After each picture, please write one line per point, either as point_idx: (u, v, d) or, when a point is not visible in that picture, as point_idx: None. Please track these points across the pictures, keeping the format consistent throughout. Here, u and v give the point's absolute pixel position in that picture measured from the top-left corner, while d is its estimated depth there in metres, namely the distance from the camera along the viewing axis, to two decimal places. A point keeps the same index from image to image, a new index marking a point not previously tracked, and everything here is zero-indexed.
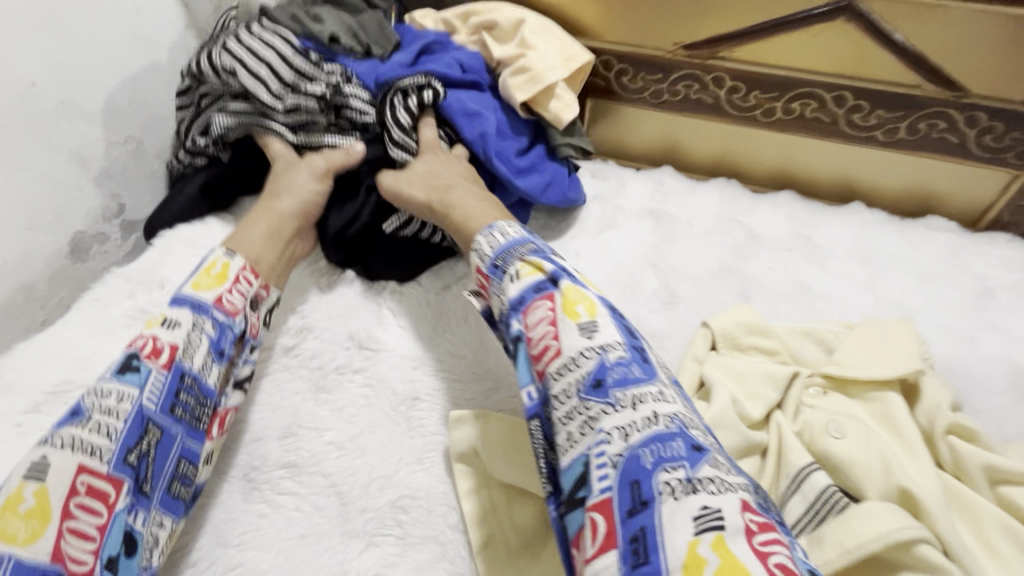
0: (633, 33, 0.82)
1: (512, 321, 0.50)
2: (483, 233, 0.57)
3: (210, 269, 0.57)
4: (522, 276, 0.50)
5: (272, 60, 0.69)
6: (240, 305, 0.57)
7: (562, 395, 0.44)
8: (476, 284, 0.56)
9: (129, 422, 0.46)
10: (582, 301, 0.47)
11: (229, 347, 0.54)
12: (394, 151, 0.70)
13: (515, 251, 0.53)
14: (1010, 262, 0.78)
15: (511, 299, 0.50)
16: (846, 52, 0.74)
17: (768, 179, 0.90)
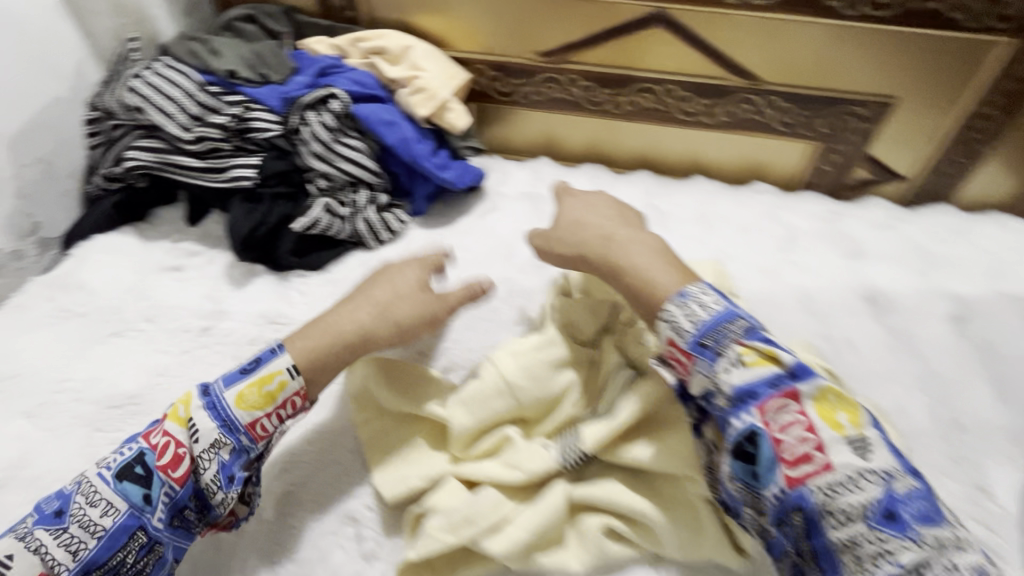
0: (498, 44, 0.96)
1: (733, 415, 0.47)
2: (675, 301, 0.53)
3: (265, 383, 0.58)
4: (749, 367, 0.48)
5: (177, 97, 0.78)
6: (270, 431, 0.58)
7: (840, 515, 0.43)
8: (665, 354, 0.53)
9: (110, 534, 0.51)
10: (846, 407, 0.47)
11: (239, 472, 0.56)
12: (315, 162, 0.81)
13: (727, 329, 0.50)
14: (814, 214, 0.97)
15: (734, 389, 0.47)
16: (666, 53, 0.91)
17: (629, 161, 1.07)
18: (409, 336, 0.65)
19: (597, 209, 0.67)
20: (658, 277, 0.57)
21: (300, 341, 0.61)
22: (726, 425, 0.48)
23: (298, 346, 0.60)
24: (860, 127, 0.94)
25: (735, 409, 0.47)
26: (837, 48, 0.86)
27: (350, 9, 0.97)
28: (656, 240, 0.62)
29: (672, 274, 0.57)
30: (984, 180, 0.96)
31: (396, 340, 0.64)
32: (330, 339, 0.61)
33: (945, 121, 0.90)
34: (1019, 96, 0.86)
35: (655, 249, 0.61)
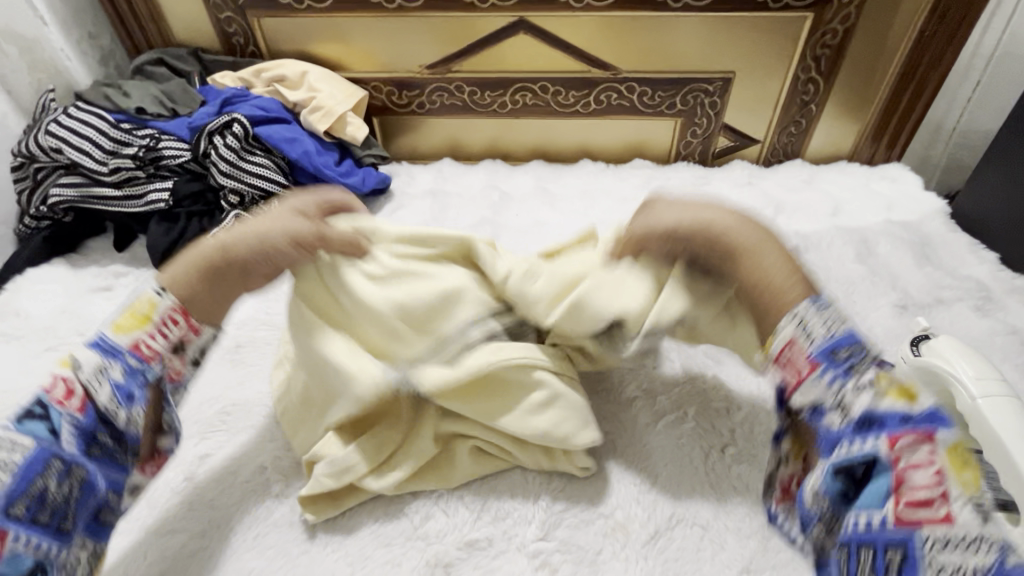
0: (388, 62, 1.07)
1: (846, 436, 0.45)
2: (809, 305, 0.50)
3: (133, 310, 0.54)
4: (882, 395, 0.44)
5: (92, 135, 0.88)
6: (161, 351, 0.54)
7: (944, 564, 0.38)
8: (780, 356, 0.50)
9: (22, 468, 0.46)
10: (973, 464, 0.40)
11: (140, 391, 0.52)
12: (224, 179, 0.90)
13: (863, 354, 0.47)
14: (685, 180, 1.09)
15: (858, 411, 0.44)
16: (532, 54, 1.04)
17: (526, 154, 1.19)
18: (275, 253, 0.55)
19: (688, 206, 0.58)
20: (785, 281, 0.52)
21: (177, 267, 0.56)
22: (834, 444, 0.46)
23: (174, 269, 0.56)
24: (711, 101, 1.07)
25: (852, 431, 0.45)
26: (675, 36, 0.99)
27: (252, 45, 1.07)
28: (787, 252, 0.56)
29: (790, 283, 0.52)
30: (824, 134, 1.11)
31: (262, 259, 0.55)
32: (190, 261, 0.56)
33: (779, 88, 1.04)
34: (833, 61, 1.00)
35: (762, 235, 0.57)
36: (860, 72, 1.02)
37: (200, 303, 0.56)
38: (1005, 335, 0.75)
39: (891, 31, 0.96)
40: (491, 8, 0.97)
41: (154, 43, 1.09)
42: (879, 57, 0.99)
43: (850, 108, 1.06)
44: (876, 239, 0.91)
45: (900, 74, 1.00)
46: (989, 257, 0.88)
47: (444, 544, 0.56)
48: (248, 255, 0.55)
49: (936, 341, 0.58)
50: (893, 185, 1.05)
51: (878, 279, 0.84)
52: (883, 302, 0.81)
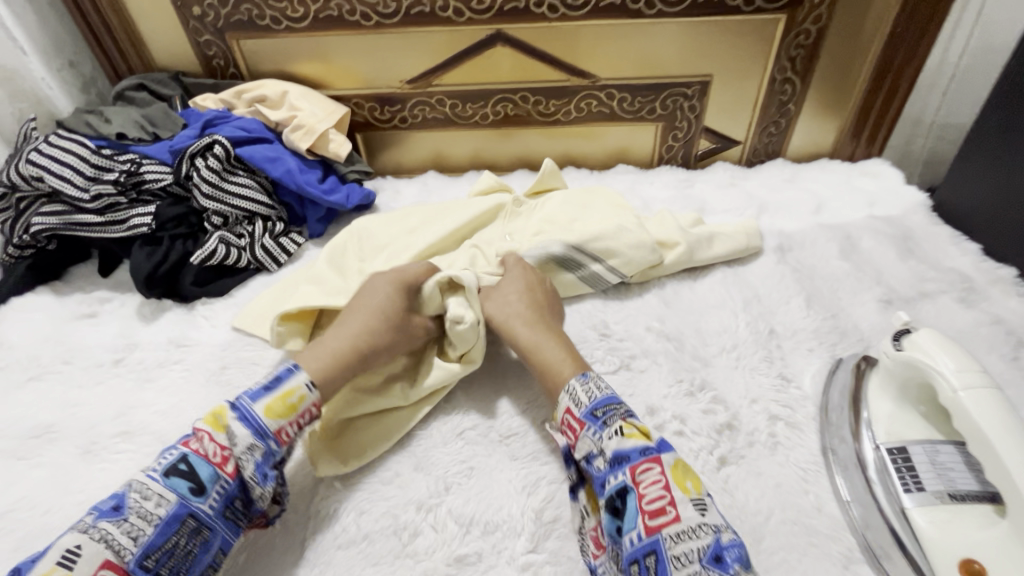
0: (369, 78, 1.07)
1: (609, 475, 0.52)
2: (577, 379, 0.60)
3: (287, 395, 0.57)
4: (625, 437, 0.53)
5: (73, 162, 0.88)
6: (295, 437, 0.57)
7: (681, 557, 0.46)
8: (561, 421, 0.59)
9: (163, 523, 0.49)
10: (690, 474, 0.52)
11: (272, 471, 0.55)
12: (206, 202, 0.90)
13: (614, 409, 0.56)
14: (668, 183, 1.08)
15: (613, 453, 0.53)
16: (511, 65, 1.04)
17: (510, 164, 1.19)
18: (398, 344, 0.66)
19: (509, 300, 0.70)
20: (562, 359, 0.63)
21: (308, 359, 0.61)
22: (603, 484, 0.53)
23: (305, 360, 0.61)
24: (690, 105, 1.08)
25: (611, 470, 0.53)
26: (652, 41, 1.00)
27: (232, 66, 1.08)
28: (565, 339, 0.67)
29: (567, 360, 0.63)
30: (804, 133, 1.12)
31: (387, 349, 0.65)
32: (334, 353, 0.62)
33: (757, 89, 1.05)
34: (808, 60, 1.01)
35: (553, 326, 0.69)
36: (836, 70, 1.03)
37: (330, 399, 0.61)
38: (990, 325, 0.75)
39: (864, 29, 0.97)
40: (468, 21, 0.98)
41: (136, 68, 1.09)
42: (853, 54, 1.00)
43: (826, 107, 1.08)
44: (859, 235, 0.91)
45: (875, 70, 1.01)
46: (971, 248, 0.89)
47: (434, 561, 0.56)
48: (379, 343, 0.64)
49: (915, 334, 0.57)
50: (874, 180, 1.06)
51: (863, 275, 0.84)
52: (867, 297, 0.81)
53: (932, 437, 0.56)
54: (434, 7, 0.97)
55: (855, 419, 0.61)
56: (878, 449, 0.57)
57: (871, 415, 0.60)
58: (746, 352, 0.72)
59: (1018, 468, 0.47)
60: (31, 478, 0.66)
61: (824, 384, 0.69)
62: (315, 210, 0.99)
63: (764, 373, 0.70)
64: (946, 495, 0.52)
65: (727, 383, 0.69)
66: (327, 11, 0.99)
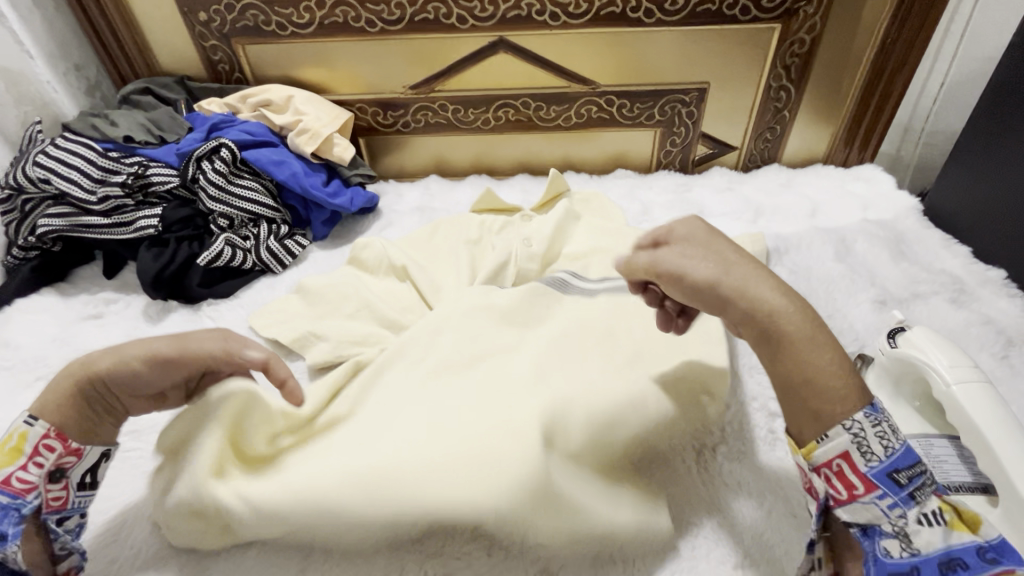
0: (373, 84, 1.09)
1: (921, 570, 0.44)
2: (864, 413, 0.46)
3: (4, 442, 0.50)
4: (953, 529, 0.44)
5: (80, 165, 0.88)
6: (36, 480, 0.50)
7: None
8: (827, 468, 0.47)
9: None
10: None
11: (15, 528, 0.48)
12: (212, 205, 0.91)
13: (924, 479, 0.46)
14: (666, 188, 1.10)
15: (937, 552, 0.44)
16: (512, 70, 1.06)
17: (512, 170, 1.21)
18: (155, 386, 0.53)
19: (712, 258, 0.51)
20: (818, 360, 0.47)
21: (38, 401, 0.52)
22: (898, 572, 0.44)
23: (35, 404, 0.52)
24: (688, 111, 1.10)
25: (922, 564, 0.44)
26: (650, 49, 1.02)
27: (237, 72, 1.09)
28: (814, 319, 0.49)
29: (834, 369, 0.47)
30: (800, 138, 1.14)
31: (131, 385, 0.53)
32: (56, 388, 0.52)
33: (754, 95, 1.07)
34: (803, 69, 1.04)
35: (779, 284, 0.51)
36: (829, 79, 1.06)
37: (75, 425, 0.52)
38: (981, 325, 0.78)
39: (855, 38, 1.00)
40: (471, 28, 1.00)
41: (140, 73, 1.10)
42: (847, 61, 1.03)
43: (821, 113, 1.10)
44: (853, 239, 0.94)
45: (867, 78, 1.04)
46: (962, 250, 0.91)
47: (444, 555, 0.57)
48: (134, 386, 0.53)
49: (911, 332, 0.59)
50: (867, 186, 1.08)
51: (857, 276, 0.87)
52: (863, 298, 0.83)
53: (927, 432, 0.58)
54: (437, 14, 0.99)
55: None
56: None
57: None
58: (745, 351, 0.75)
59: (1011, 458, 0.49)
60: None
61: None
62: (322, 213, 1.00)
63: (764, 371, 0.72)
64: (942, 487, 0.52)
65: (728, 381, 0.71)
66: (332, 17, 1.00)
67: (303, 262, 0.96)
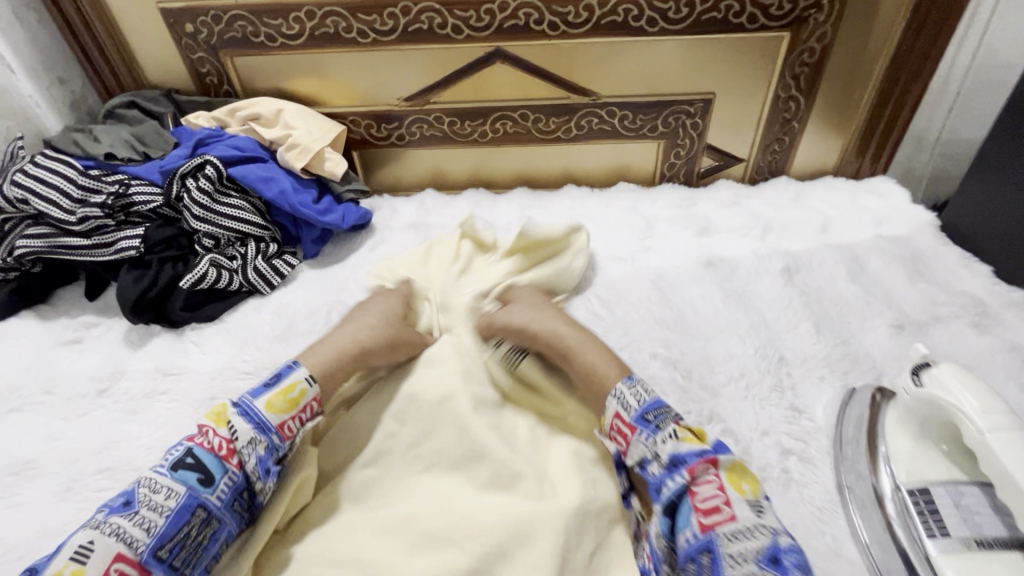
0: (365, 96, 1.05)
1: (666, 479, 0.50)
2: (624, 385, 0.57)
3: (287, 390, 0.56)
4: (681, 440, 0.51)
5: (59, 184, 0.85)
6: (297, 431, 0.56)
7: (738, 556, 0.44)
8: (609, 427, 0.56)
9: (174, 514, 0.47)
10: (748, 480, 0.50)
11: (273, 466, 0.53)
12: (197, 224, 0.88)
13: (667, 412, 0.54)
14: (670, 202, 1.06)
15: (668, 459, 0.51)
16: (509, 81, 1.02)
17: (510, 183, 1.17)
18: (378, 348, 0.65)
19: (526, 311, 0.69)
20: (601, 365, 0.60)
21: (312, 357, 0.61)
22: (659, 488, 0.50)
23: (312, 362, 0.60)
24: (693, 123, 1.06)
25: (666, 473, 0.50)
26: (653, 58, 0.98)
27: (225, 83, 1.06)
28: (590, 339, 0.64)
29: (615, 366, 0.60)
30: (809, 150, 1.10)
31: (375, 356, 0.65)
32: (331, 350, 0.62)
33: (761, 106, 1.03)
34: (812, 79, 1.00)
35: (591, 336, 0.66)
36: (839, 89, 1.01)
37: (326, 389, 0.60)
38: (1007, 352, 0.73)
39: (867, 46, 0.96)
40: (467, 38, 0.97)
41: (127, 86, 1.07)
42: (858, 70, 0.99)
43: (831, 124, 1.06)
44: (867, 257, 0.89)
45: (879, 87, 1.00)
46: (982, 270, 0.87)
47: None
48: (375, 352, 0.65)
49: (936, 369, 0.55)
50: (880, 199, 1.04)
51: (873, 298, 0.83)
52: (879, 322, 0.79)
53: (956, 479, 0.54)
54: (431, 24, 0.95)
55: (872, 454, 0.59)
56: (900, 489, 0.55)
57: (889, 450, 0.58)
58: (754, 381, 0.70)
59: None
60: (5, 519, 0.63)
61: (837, 416, 0.66)
62: (312, 231, 0.96)
63: (775, 404, 0.68)
64: (972, 540, 0.50)
65: (736, 415, 0.67)
66: (323, 28, 0.97)
67: (292, 282, 0.93)
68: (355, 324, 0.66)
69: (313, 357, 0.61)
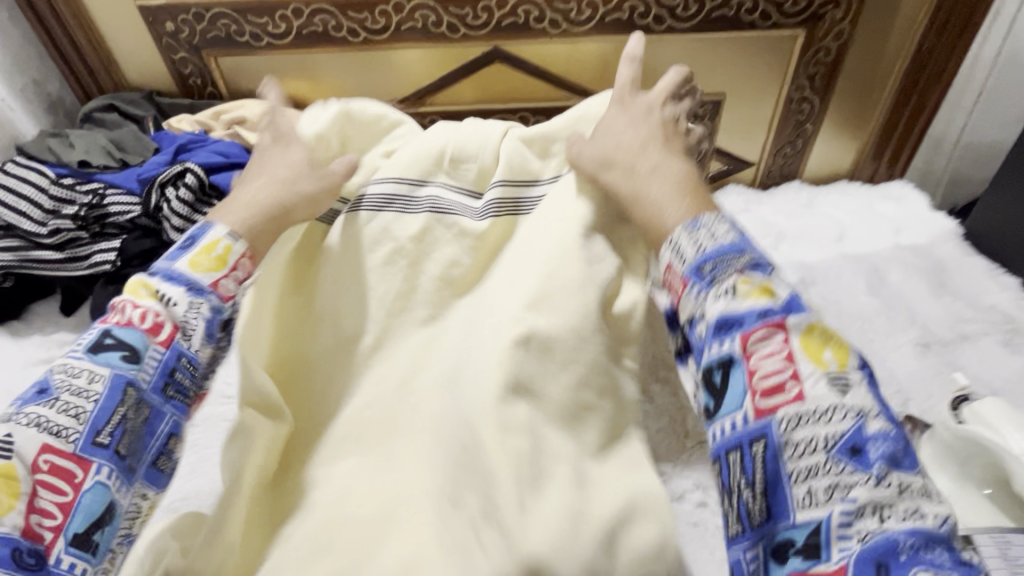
0: (357, 99, 1.00)
1: (711, 343, 0.41)
2: (685, 228, 0.47)
3: (210, 249, 0.52)
4: (742, 296, 0.41)
5: (30, 194, 0.81)
6: (236, 291, 0.53)
7: (799, 443, 0.36)
8: (664, 279, 0.48)
9: (104, 396, 0.45)
10: (828, 345, 0.39)
11: (218, 330, 0.52)
12: (177, 236, 0.81)
13: (730, 261, 0.44)
14: None
15: (716, 317, 0.42)
16: (508, 81, 0.97)
17: None
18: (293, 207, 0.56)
19: (621, 127, 0.56)
20: (667, 210, 0.50)
21: (228, 216, 0.56)
22: (703, 354, 0.42)
23: (228, 220, 0.55)
24: (701, 124, 1.01)
25: (714, 337, 0.41)
26: (660, 58, 0.93)
27: (210, 86, 1.01)
28: (686, 173, 0.54)
29: (678, 205, 0.50)
30: (823, 152, 1.05)
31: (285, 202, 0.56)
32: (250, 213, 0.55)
33: (773, 108, 0.98)
34: (828, 79, 0.94)
35: (680, 180, 0.52)
36: (856, 89, 0.96)
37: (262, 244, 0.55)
38: None
39: (887, 43, 0.90)
40: (464, 37, 0.91)
41: (106, 88, 1.02)
42: (877, 70, 0.93)
43: (846, 126, 1.01)
44: (887, 268, 0.85)
45: (899, 87, 0.94)
46: (1010, 282, 0.82)
47: None
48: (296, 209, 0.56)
49: (978, 404, 0.51)
50: (898, 206, 0.99)
51: (895, 313, 0.78)
52: (903, 340, 0.74)
53: (1003, 526, 0.49)
54: (425, 22, 0.90)
55: None
56: None
57: None
58: None
59: None
60: None
61: None
62: None
63: None
64: None
65: None
66: (311, 27, 0.91)
67: None
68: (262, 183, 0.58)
69: (230, 215, 0.56)
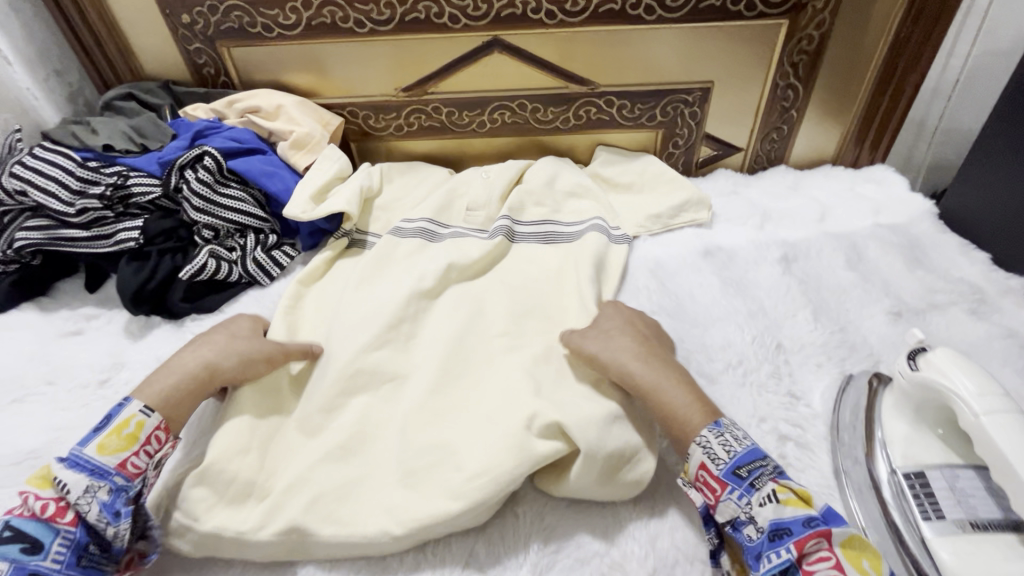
0: (363, 87, 1.05)
1: (764, 548, 0.50)
2: (710, 430, 0.58)
3: (120, 429, 0.58)
4: (785, 504, 0.51)
5: (58, 176, 0.85)
6: (145, 466, 0.58)
7: None
8: (695, 477, 0.57)
9: None
10: (867, 554, 0.48)
11: (125, 506, 0.55)
12: (197, 216, 0.87)
13: (761, 468, 0.54)
14: None
15: (768, 526, 0.50)
16: (507, 70, 1.02)
17: None
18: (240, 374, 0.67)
19: (612, 339, 0.69)
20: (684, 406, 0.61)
21: (145, 394, 0.62)
22: (758, 557, 0.50)
23: (147, 396, 0.61)
24: (691, 111, 1.06)
25: (766, 542, 0.50)
26: (652, 48, 0.98)
27: (223, 75, 1.05)
28: (676, 379, 0.65)
29: (692, 407, 0.60)
30: (807, 138, 1.10)
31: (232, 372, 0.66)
32: (175, 379, 0.64)
33: (759, 95, 1.03)
34: (811, 67, 0.99)
35: (675, 375, 0.65)
36: (838, 77, 1.01)
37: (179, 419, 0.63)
38: (1004, 338, 0.74)
39: (866, 33, 0.95)
40: (464, 27, 0.96)
41: (124, 77, 1.07)
42: (857, 58, 0.98)
43: (830, 112, 1.06)
44: (865, 244, 0.90)
45: (878, 75, 0.99)
46: (981, 257, 0.87)
47: None
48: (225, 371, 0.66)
49: (932, 354, 0.56)
50: (879, 187, 1.03)
51: (870, 285, 0.83)
52: (877, 310, 0.79)
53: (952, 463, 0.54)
54: (428, 14, 0.95)
55: (868, 439, 0.60)
56: (895, 474, 0.56)
57: (885, 436, 0.59)
58: (752, 368, 0.71)
59: None
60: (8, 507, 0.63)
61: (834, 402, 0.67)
62: None
63: (772, 392, 0.68)
64: (967, 523, 0.51)
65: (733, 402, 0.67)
66: (319, 18, 0.96)
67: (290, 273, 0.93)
68: (205, 346, 0.68)
69: (150, 387, 0.63)
